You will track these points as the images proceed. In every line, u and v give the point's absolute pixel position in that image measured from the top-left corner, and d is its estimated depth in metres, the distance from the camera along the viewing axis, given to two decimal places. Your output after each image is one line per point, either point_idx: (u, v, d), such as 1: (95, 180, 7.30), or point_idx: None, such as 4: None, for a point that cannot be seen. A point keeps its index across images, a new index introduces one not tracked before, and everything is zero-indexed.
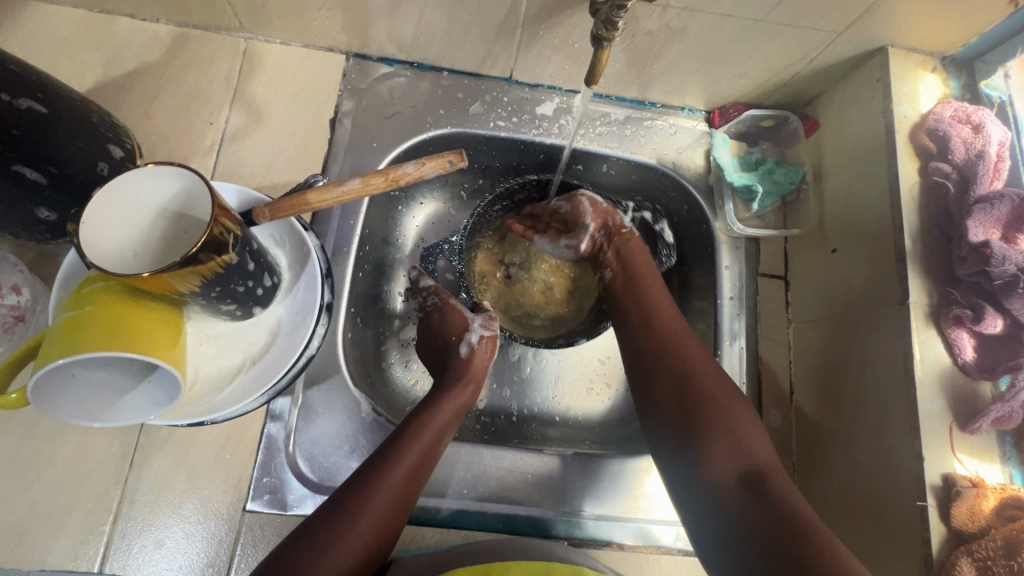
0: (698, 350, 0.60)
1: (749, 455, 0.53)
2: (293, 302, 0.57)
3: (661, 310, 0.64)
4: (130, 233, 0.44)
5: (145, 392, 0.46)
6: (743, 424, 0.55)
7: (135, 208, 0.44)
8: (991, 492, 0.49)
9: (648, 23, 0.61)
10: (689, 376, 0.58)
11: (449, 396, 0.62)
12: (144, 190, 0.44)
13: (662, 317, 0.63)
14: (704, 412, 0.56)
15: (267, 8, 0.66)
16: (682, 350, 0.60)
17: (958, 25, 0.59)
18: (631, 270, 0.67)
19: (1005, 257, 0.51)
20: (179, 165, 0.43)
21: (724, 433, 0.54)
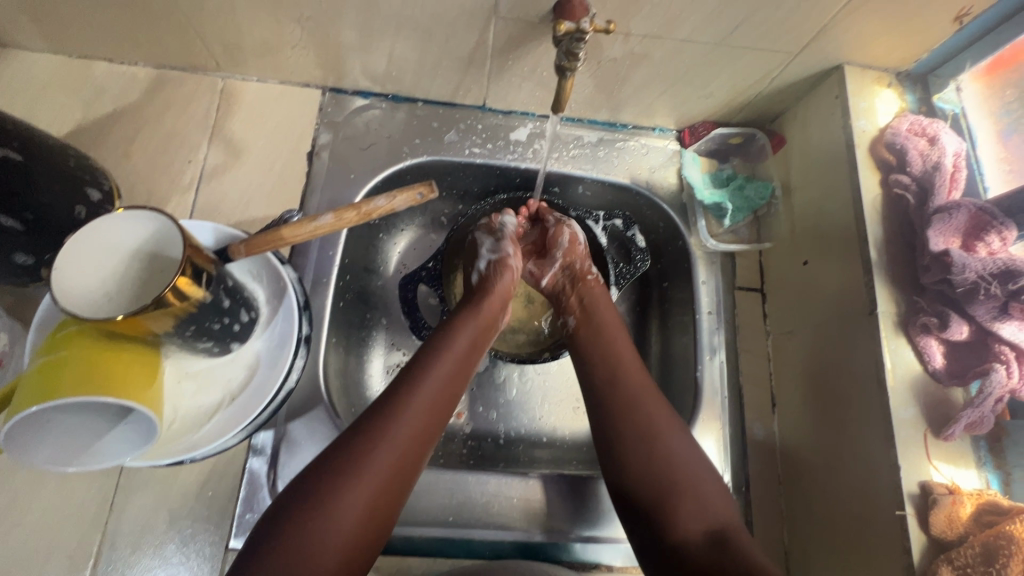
0: (664, 405, 0.58)
1: (712, 512, 0.51)
2: (271, 336, 0.58)
3: (623, 360, 0.63)
4: (102, 280, 0.43)
5: (120, 434, 0.46)
6: (706, 485, 0.53)
7: (105, 257, 0.44)
8: (967, 499, 0.49)
9: (611, 50, 0.63)
10: (656, 434, 0.56)
11: (470, 318, 0.62)
12: (114, 239, 0.44)
13: (625, 366, 0.62)
14: (670, 469, 0.53)
15: (242, 48, 0.67)
16: (645, 403, 0.58)
17: (909, 43, 0.61)
18: (595, 320, 0.67)
19: (965, 265, 0.52)
20: (147, 208, 0.44)
21: (689, 491, 0.52)
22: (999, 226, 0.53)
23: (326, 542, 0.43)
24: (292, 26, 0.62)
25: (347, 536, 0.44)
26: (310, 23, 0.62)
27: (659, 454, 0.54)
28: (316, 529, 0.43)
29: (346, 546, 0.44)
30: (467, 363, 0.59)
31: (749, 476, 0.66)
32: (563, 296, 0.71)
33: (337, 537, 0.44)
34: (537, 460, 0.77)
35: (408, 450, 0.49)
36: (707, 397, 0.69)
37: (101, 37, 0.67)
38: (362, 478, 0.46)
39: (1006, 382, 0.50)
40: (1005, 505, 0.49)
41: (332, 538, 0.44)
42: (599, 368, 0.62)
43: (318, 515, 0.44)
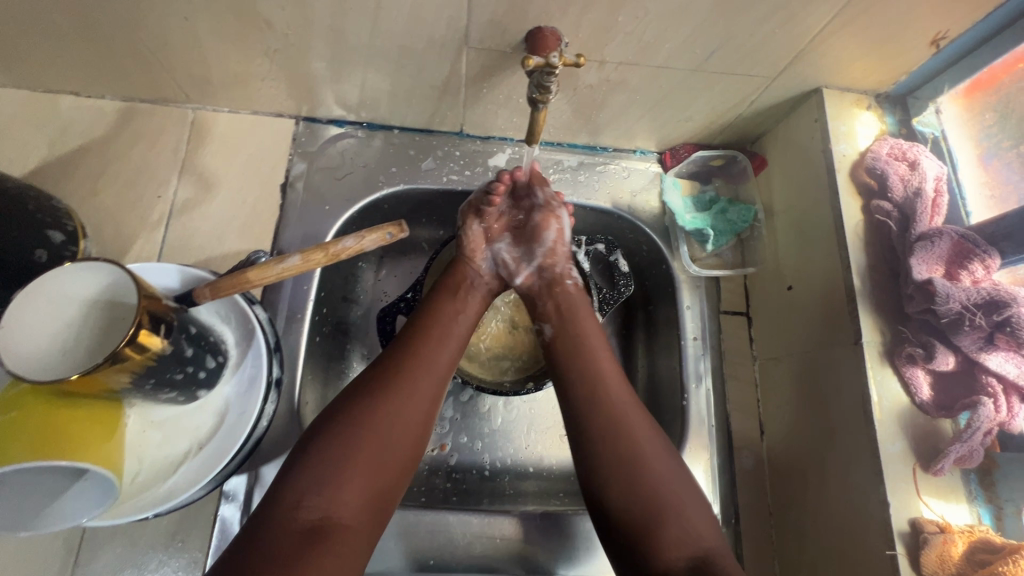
0: (646, 422, 0.55)
1: (697, 540, 0.48)
2: (240, 379, 0.56)
3: (604, 371, 0.58)
4: (56, 342, 0.42)
5: (79, 494, 0.44)
6: (690, 511, 0.50)
7: (51, 320, 0.42)
8: (958, 537, 0.48)
9: (587, 77, 0.61)
10: (638, 461, 0.51)
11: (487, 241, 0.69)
12: (56, 298, 0.43)
13: (602, 378, 0.57)
14: (654, 495, 0.50)
15: (211, 80, 0.66)
16: (626, 422, 0.54)
17: (887, 66, 0.61)
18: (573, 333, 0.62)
19: (949, 295, 0.51)
20: (81, 259, 0.43)
21: (673, 516, 0.49)
22: (982, 254, 0.53)
23: (349, 471, 0.46)
24: (260, 59, 0.61)
25: (368, 466, 0.47)
26: (278, 56, 0.60)
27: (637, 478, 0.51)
28: (340, 458, 0.47)
29: (368, 476, 0.47)
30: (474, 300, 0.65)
31: (739, 507, 0.65)
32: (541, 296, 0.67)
33: (360, 467, 0.47)
34: (523, 493, 0.75)
35: (419, 392, 0.52)
36: (694, 426, 0.67)
37: (65, 72, 0.65)
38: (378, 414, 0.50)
39: (994, 416, 0.49)
40: (998, 542, 0.47)
41: (357, 468, 0.47)
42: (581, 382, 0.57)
43: (341, 446, 0.47)
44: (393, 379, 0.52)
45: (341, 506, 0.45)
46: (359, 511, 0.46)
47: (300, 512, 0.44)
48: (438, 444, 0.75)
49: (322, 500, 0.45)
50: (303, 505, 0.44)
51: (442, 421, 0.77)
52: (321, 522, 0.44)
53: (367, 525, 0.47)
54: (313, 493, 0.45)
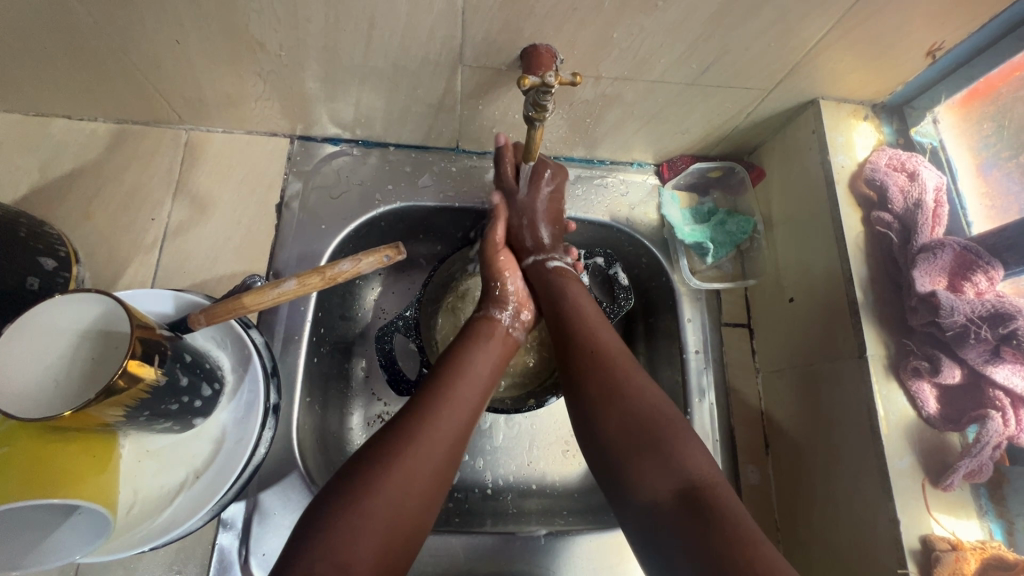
0: (636, 369, 0.55)
1: (684, 470, 0.46)
2: (237, 406, 0.55)
3: (596, 331, 0.59)
4: (49, 378, 0.41)
5: (73, 530, 0.43)
6: (680, 443, 0.48)
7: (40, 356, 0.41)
8: (971, 554, 0.47)
9: (582, 93, 0.61)
10: (621, 395, 0.52)
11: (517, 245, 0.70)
12: (41, 335, 0.41)
13: (593, 337, 0.58)
14: (643, 435, 0.49)
15: (204, 101, 0.65)
16: (613, 369, 0.54)
17: (882, 77, 0.60)
18: (560, 294, 0.64)
19: (954, 308, 0.51)
20: (62, 293, 0.42)
21: (658, 451, 0.48)
22: (985, 265, 0.52)
23: (363, 535, 0.42)
24: (254, 80, 0.61)
25: (382, 529, 0.43)
26: (272, 76, 0.60)
27: (621, 422, 0.50)
28: (355, 521, 0.42)
29: (382, 537, 0.43)
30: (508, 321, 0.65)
31: None
32: (535, 271, 0.68)
33: (374, 531, 0.43)
34: (527, 511, 0.73)
35: (459, 398, 0.53)
36: (698, 441, 0.66)
37: (56, 96, 0.64)
38: (395, 472, 0.46)
39: (1003, 430, 0.49)
40: (1010, 559, 0.47)
41: (371, 533, 0.43)
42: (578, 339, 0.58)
43: (357, 511, 0.43)
44: (413, 436, 0.48)
45: (352, 570, 0.40)
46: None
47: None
48: None
49: (330, 568, 0.40)
50: (316, 570, 0.40)
51: None
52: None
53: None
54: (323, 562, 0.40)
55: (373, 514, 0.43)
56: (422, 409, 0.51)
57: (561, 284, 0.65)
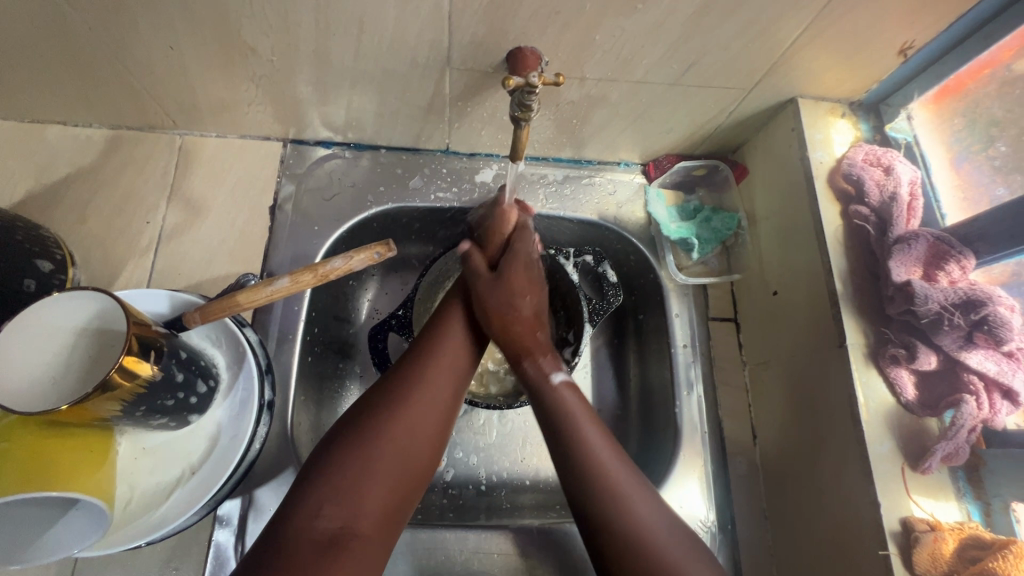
0: (629, 470, 0.50)
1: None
2: (232, 403, 0.56)
3: (590, 441, 0.51)
4: (48, 374, 0.42)
5: (70, 524, 0.43)
6: None
7: (37, 355, 0.42)
8: (949, 535, 0.48)
9: (568, 94, 0.63)
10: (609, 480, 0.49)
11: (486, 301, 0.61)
12: (36, 335, 0.42)
13: (585, 444, 0.51)
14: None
15: (198, 107, 0.67)
16: (614, 486, 0.48)
17: (858, 75, 0.62)
18: (553, 403, 0.55)
19: (927, 296, 0.52)
20: (56, 292, 0.42)
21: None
22: (958, 255, 0.54)
23: (369, 478, 0.45)
24: (246, 84, 0.62)
25: (389, 474, 0.46)
26: (264, 81, 0.61)
27: (631, 565, 0.45)
28: (358, 464, 0.46)
29: (386, 484, 0.46)
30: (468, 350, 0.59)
31: (735, 513, 0.65)
32: (526, 374, 0.59)
33: (378, 473, 0.46)
34: (520, 506, 0.74)
35: (448, 356, 0.56)
36: (687, 433, 0.68)
37: (52, 102, 0.66)
38: (398, 417, 0.49)
39: (976, 413, 0.50)
40: (987, 538, 0.48)
41: (379, 478, 0.46)
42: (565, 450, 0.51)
43: (358, 455, 0.46)
44: (410, 391, 0.51)
45: (363, 512, 0.44)
46: (377, 520, 0.45)
47: (320, 520, 0.43)
48: None
49: (342, 509, 0.44)
50: (322, 515, 0.43)
51: None
52: (342, 532, 0.43)
53: (385, 535, 0.45)
54: (331, 503, 0.44)
55: (373, 458, 0.46)
56: (422, 359, 0.55)
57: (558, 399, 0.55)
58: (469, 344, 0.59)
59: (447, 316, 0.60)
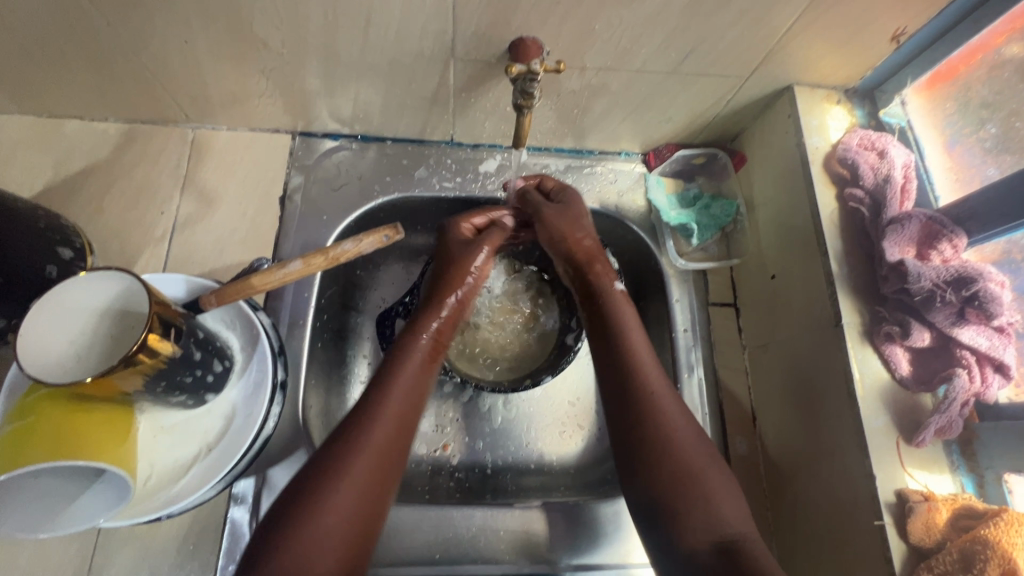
0: (675, 399, 0.56)
1: (721, 518, 0.49)
2: (246, 383, 0.58)
3: (642, 361, 0.58)
4: (73, 353, 0.44)
5: (94, 496, 0.45)
6: (716, 494, 0.50)
7: (60, 335, 0.44)
8: (942, 505, 0.50)
9: (569, 83, 0.65)
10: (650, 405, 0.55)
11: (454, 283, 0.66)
12: (58, 317, 0.44)
13: (641, 364, 0.58)
14: (686, 474, 0.51)
15: (210, 100, 0.69)
16: (660, 402, 0.55)
17: (852, 62, 0.64)
18: (614, 325, 0.62)
19: (920, 274, 0.54)
20: (77, 275, 0.44)
21: (699, 498, 0.50)
22: (950, 234, 0.56)
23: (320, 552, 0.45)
24: (257, 77, 0.64)
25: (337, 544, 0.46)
26: (275, 73, 0.63)
27: (669, 461, 0.52)
28: (311, 537, 0.45)
29: (347, 514, 0.47)
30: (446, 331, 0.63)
31: None
32: (589, 286, 0.66)
33: (336, 503, 0.47)
34: (525, 488, 0.76)
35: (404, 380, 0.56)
36: None
37: (69, 97, 0.68)
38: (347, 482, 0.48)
39: (969, 386, 0.52)
40: (979, 508, 0.50)
41: (337, 509, 0.47)
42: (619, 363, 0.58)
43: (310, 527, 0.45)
44: (366, 420, 0.52)
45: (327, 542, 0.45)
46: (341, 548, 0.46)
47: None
48: (439, 445, 0.77)
49: (307, 539, 0.44)
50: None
51: (443, 423, 0.78)
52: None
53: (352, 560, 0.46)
54: (295, 533, 0.45)
55: (323, 527, 0.45)
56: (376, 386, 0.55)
57: (618, 311, 0.63)
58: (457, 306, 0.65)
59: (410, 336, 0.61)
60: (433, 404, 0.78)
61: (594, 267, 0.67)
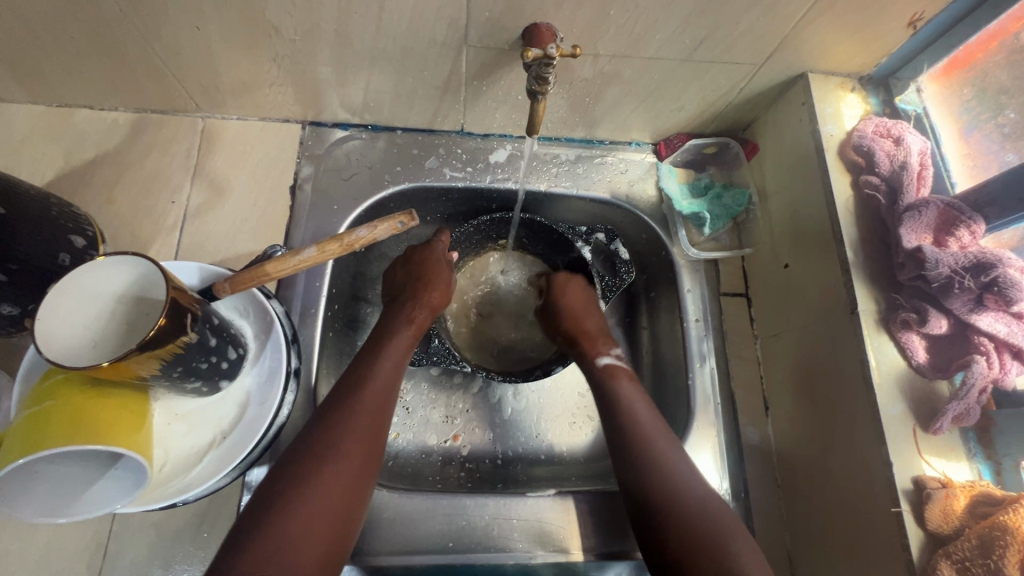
0: (673, 445, 0.55)
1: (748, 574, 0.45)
2: (260, 371, 0.58)
3: (640, 419, 0.57)
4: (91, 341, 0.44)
5: (110, 481, 0.45)
6: (732, 542, 0.47)
7: (77, 323, 0.44)
8: (960, 491, 0.50)
9: (582, 71, 0.64)
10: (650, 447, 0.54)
11: (426, 291, 0.66)
12: (72, 305, 0.44)
13: (641, 423, 0.57)
14: (705, 527, 0.48)
15: (221, 89, 0.68)
16: (665, 458, 0.54)
17: (867, 49, 0.64)
18: (608, 393, 0.61)
19: (938, 260, 0.54)
20: (89, 262, 0.44)
21: (721, 553, 0.46)
22: (969, 220, 0.56)
23: (302, 535, 0.43)
24: (269, 65, 0.64)
25: (319, 529, 0.44)
26: (286, 61, 0.63)
27: (685, 518, 0.49)
28: (293, 519, 0.44)
29: (333, 498, 0.46)
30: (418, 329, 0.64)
31: (748, 482, 0.67)
32: (582, 363, 0.65)
33: (321, 485, 0.46)
34: (536, 479, 0.75)
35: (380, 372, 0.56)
36: (700, 404, 0.69)
37: (80, 86, 0.68)
38: (329, 464, 0.48)
39: (987, 372, 0.52)
40: (997, 495, 0.49)
41: (322, 491, 0.46)
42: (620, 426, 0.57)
43: (293, 508, 0.44)
44: (344, 409, 0.51)
45: (316, 523, 0.44)
46: (328, 532, 0.45)
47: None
48: (450, 435, 0.76)
49: (297, 519, 0.44)
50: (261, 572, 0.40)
51: (454, 414, 0.77)
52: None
53: (336, 546, 0.45)
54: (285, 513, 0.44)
55: (305, 509, 0.44)
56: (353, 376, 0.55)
57: (610, 385, 0.61)
58: (429, 307, 0.66)
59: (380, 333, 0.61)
60: (443, 395, 0.78)
61: (580, 343, 0.66)
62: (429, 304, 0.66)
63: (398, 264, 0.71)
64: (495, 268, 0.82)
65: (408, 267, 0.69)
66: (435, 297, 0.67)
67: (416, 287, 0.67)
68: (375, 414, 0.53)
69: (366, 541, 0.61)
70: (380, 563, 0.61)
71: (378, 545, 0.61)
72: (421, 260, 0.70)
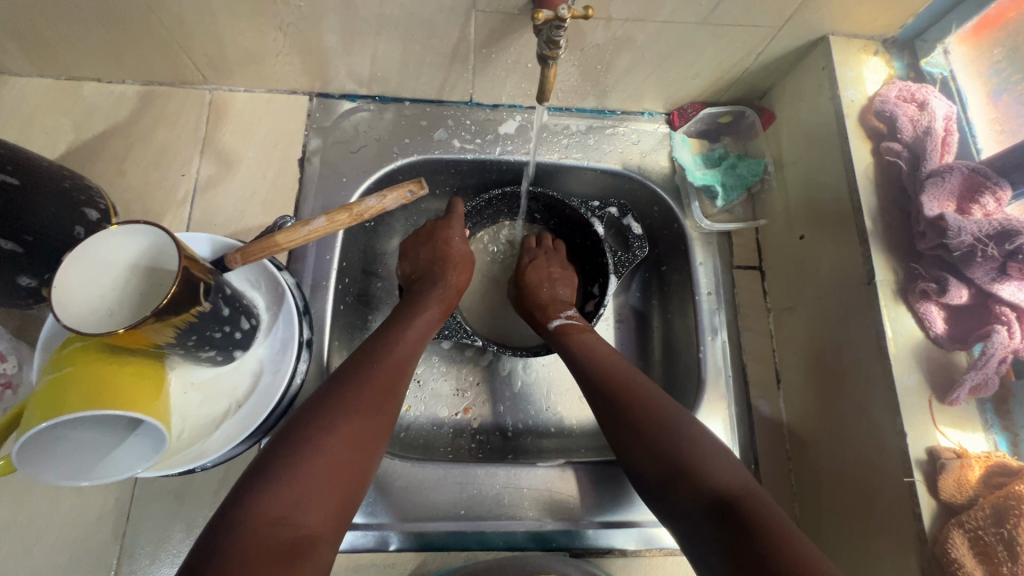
0: (647, 381, 0.58)
1: (714, 490, 0.46)
2: (273, 342, 0.59)
3: (598, 358, 0.61)
4: (106, 313, 0.44)
5: (131, 447, 0.46)
6: (704, 462, 0.48)
7: (93, 297, 0.44)
8: (975, 462, 0.50)
9: (594, 36, 0.61)
10: (627, 385, 0.57)
11: (447, 275, 0.67)
12: (83, 280, 0.44)
13: (604, 368, 0.59)
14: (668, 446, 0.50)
15: (227, 59, 0.68)
16: (635, 389, 0.56)
17: (892, 9, 0.61)
18: (564, 348, 0.64)
19: (961, 228, 0.53)
20: (93, 236, 0.44)
21: (688, 468, 0.48)
22: (993, 186, 0.55)
23: (319, 489, 0.44)
24: (274, 34, 0.62)
25: (335, 487, 0.45)
26: (292, 29, 0.62)
27: (657, 451, 0.50)
28: (307, 474, 0.44)
29: (350, 447, 0.47)
30: (445, 301, 0.65)
31: (758, 453, 0.66)
32: (541, 331, 0.69)
33: (343, 437, 0.47)
34: (546, 450, 0.75)
35: (406, 338, 0.58)
36: (711, 377, 0.68)
37: (86, 58, 0.67)
38: (341, 422, 0.48)
39: (1007, 342, 0.51)
40: (1013, 466, 0.49)
41: (339, 436, 0.47)
42: (588, 370, 0.60)
43: (309, 462, 0.44)
44: (367, 372, 0.52)
45: (333, 471, 0.45)
46: (343, 482, 0.46)
47: (280, 527, 0.41)
48: (461, 408, 0.77)
49: (316, 467, 0.44)
50: (284, 522, 0.41)
51: (464, 387, 0.78)
52: (304, 540, 0.41)
53: (351, 490, 0.46)
54: (305, 459, 0.44)
55: (325, 455, 0.45)
56: (380, 343, 0.56)
57: (562, 341, 0.65)
58: (461, 283, 0.68)
59: (407, 304, 0.64)
60: (454, 368, 0.79)
61: (537, 313, 0.70)
62: (457, 279, 0.68)
63: (418, 241, 0.71)
64: (504, 237, 0.83)
65: (431, 245, 0.70)
66: (455, 279, 0.68)
67: (443, 267, 0.68)
68: (384, 374, 0.53)
69: (381, 507, 0.62)
70: (395, 529, 0.62)
71: (394, 511, 0.62)
72: (441, 238, 0.70)
